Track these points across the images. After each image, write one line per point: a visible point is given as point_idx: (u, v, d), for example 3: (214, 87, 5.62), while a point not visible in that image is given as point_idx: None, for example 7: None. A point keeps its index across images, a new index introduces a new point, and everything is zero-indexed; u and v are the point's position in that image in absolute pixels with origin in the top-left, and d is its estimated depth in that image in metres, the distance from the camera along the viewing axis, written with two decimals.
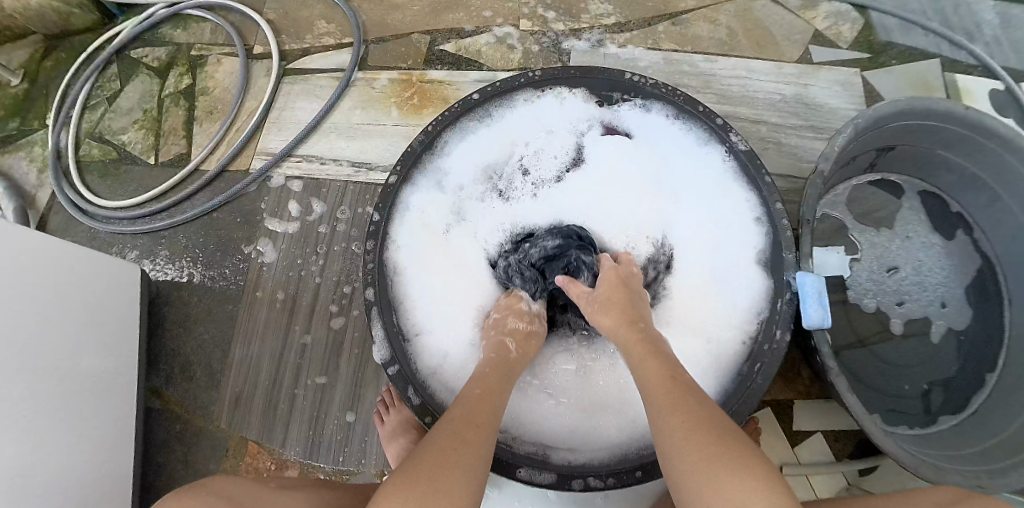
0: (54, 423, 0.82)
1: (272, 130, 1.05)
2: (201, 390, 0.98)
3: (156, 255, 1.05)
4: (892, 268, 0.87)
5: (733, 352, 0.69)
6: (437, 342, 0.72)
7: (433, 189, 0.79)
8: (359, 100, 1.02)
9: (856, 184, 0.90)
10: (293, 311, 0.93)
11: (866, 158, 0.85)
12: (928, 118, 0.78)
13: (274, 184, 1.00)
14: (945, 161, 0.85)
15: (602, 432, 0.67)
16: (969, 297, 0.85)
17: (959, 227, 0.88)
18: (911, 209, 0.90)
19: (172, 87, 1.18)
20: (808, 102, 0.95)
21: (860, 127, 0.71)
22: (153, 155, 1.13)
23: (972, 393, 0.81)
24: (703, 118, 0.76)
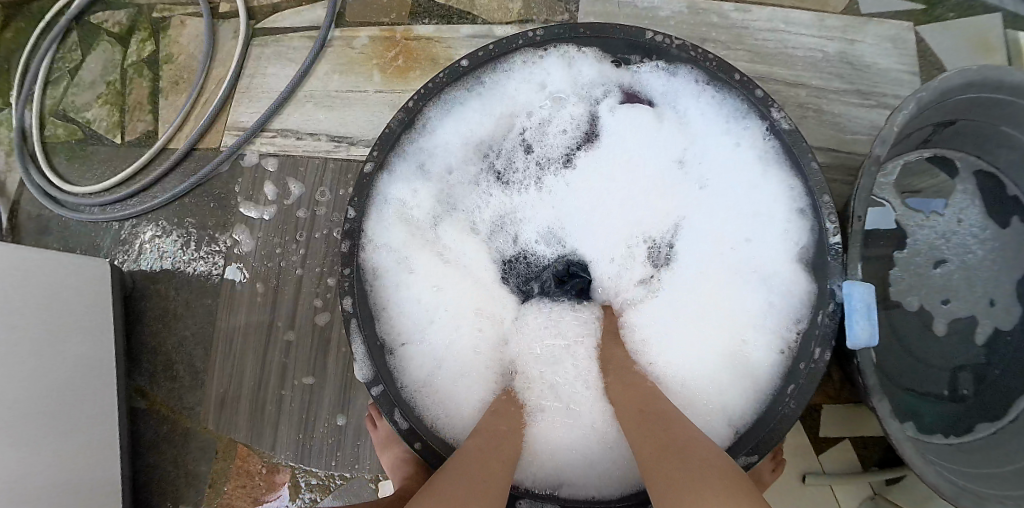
0: (29, 443, 0.76)
1: (243, 101, 0.94)
2: (185, 389, 0.90)
3: (128, 245, 0.96)
4: (940, 260, 0.74)
5: (765, 369, 0.62)
6: (426, 351, 0.67)
7: (416, 175, 0.69)
8: (337, 63, 0.90)
9: (907, 163, 0.76)
10: (274, 305, 0.84)
11: (921, 133, 0.72)
12: (999, 91, 0.64)
13: (247, 163, 0.89)
14: (1010, 139, 0.71)
15: (609, 460, 0.63)
16: (1022, 290, 0.73)
17: (1015, 213, 0.74)
18: (964, 193, 0.76)
19: (135, 55, 1.06)
20: (853, 62, 0.81)
21: (921, 102, 0.58)
22: (119, 133, 1.03)
23: (1014, 398, 0.70)
24: (740, 88, 0.63)
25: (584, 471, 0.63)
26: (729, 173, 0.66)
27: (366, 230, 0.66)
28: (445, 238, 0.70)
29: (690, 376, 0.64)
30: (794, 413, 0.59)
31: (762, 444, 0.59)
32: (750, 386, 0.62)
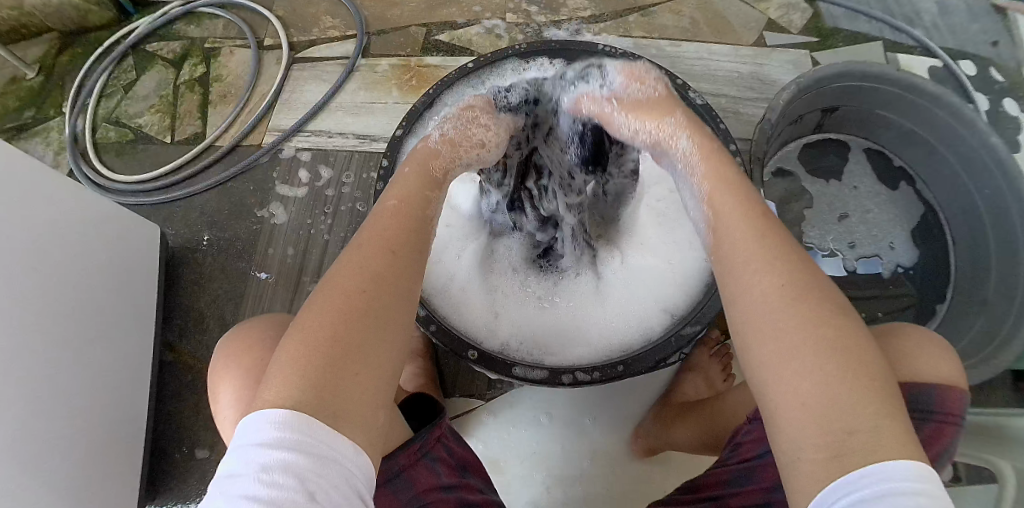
0: (83, 368, 0.90)
1: (283, 110, 1.17)
2: (214, 340, 1.06)
3: (172, 222, 1.14)
4: (844, 215, 1.04)
5: (696, 273, 0.79)
6: (441, 266, 0.82)
7: None
8: (363, 83, 1.14)
9: (806, 143, 1.08)
10: (303, 265, 1.03)
11: (813, 118, 1.01)
12: (866, 80, 0.94)
13: (285, 156, 1.11)
14: (882, 120, 1.02)
15: (585, 342, 0.78)
16: (918, 238, 1.03)
17: (903, 179, 1.06)
18: (857, 164, 1.08)
19: (187, 75, 1.29)
20: (763, 78, 1.11)
21: (801, 85, 0.88)
22: (169, 135, 1.24)
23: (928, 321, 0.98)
24: (666, 78, 0.87)
25: (565, 351, 0.77)
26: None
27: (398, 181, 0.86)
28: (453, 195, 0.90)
29: (647, 284, 0.81)
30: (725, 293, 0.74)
31: (701, 315, 0.73)
32: (688, 284, 0.79)
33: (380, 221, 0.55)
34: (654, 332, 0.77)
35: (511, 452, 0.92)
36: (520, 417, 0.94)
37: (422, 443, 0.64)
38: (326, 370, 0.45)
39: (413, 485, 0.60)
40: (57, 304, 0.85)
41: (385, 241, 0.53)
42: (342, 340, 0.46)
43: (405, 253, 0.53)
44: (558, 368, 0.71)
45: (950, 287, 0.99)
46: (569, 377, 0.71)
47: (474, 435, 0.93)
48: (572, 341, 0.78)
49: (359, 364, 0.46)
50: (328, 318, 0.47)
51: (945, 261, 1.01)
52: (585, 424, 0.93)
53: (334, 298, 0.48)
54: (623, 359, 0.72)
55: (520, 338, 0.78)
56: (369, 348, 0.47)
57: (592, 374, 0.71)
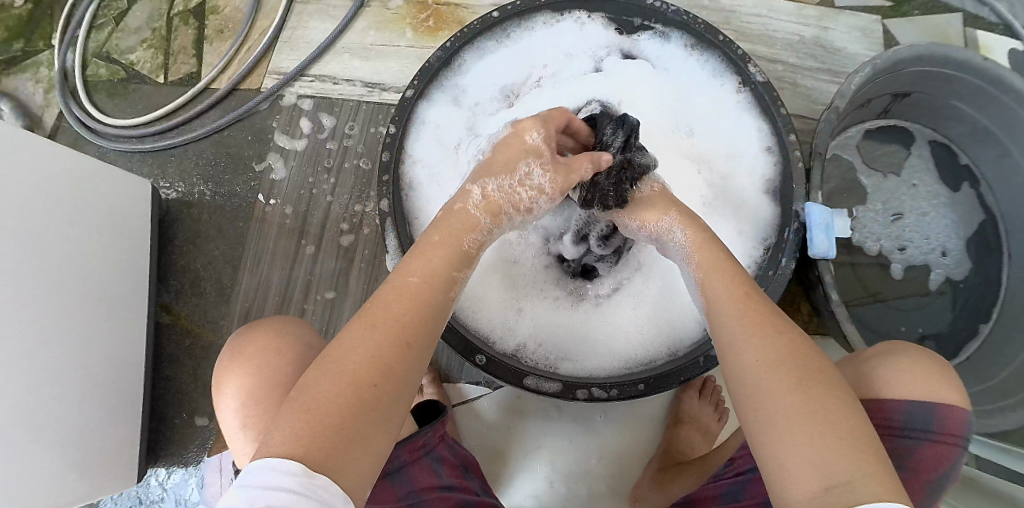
0: (60, 336, 0.81)
1: (284, 49, 1.04)
2: (212, 305, 0.99)
3: (166, 174, 1.05)
4: (898, 214, 0.91)
5: None
6: None
7: (450, 105, 0.80)
8: (374, 21, 1.01)
9: (868, 128, 0.93)
10: (304, 229, 0.93)
11: (881, 102, 0.89)
12: (946, 66, 0.82)
13: (286, 102, 0.99)
14: (955, 112, 0.89)
15: (608, 347, 0.70)
16: (970, 249, 0.90)
17: (965, 180, 0.92)
18: (920, 157, 0.93)
19: (180, 6, 1.15)
20: (825, 45, 0.98)
21: (877, 68, 0.75)
22: (162, 74, 1.13)
23: (966, 341, 0.87)
24: (722, 48, 0.78)
25: (586, 360, 0.70)
26: (712, 118, 0.81)
27: (407, 149, 0.77)
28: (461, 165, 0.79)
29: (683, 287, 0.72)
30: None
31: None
32: None
33: (393, 295, 0.47)
34: (682, 347, 0.69)
35: (523, 442, 0.85)
36: (531, 407, 0.86)
37: (427, 440, 0.60)
38: (316, 448, 0.39)
39: (414, 480, 0.57)
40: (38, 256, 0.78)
41: (397, 322, 0.46)
42: (341, 431, 0.40)
43: (417, 339, 0.46)
44: (574, 382, 0.66)
45: (995, 309, 0.87)
46: (584, 393, 0.65)
47: (484, 422, 0.86)
48: (590, 346, 0.71)
49: (355, 445, 0.40)
50: (333, 396, 0.41)
51: (995, 277, 0.89)
52: (595, 421, 0.85)
53: (332, 372, 0.42)
54: (646, 377, 0.66)
55: (537, 341, 0.71)
56: (367, 429, 0.41)
57: (610, 392, 0.65)
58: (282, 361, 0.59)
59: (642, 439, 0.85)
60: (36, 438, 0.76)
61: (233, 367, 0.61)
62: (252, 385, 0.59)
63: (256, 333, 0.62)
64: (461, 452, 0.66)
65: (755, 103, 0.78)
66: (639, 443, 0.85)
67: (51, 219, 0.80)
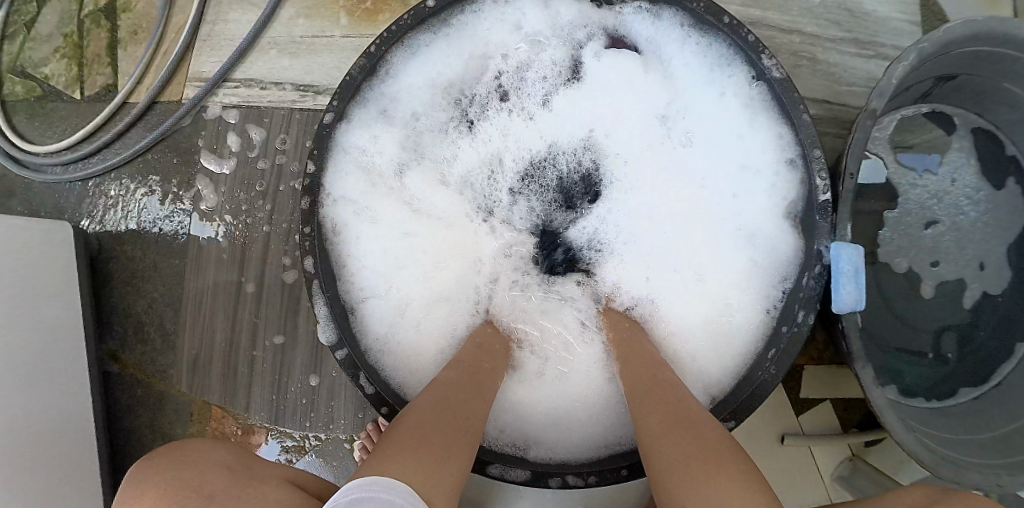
0: None
1: (204, 49, 0.89)
2: (158, 352, 0.88)
3: (92, 205, 0.93)
4: (931, 221, 0.75)
5: (748, 332, 0.64)
6: (384, 310, 0.67)
7: (380, 120, 0.68)
8: (303, 6, 0.85)
9: (905, 116, 0.76)
10: (243, 259, 0.81)
11: (921, 87, 0.73)
12: (1003, 45, 0.64)
13: (209, 116, 0.85)
14: (1006, 96, 0.71)
15: (586, 421, 0.64)
16: (1012, 257, 0.74)
17: (1011, 175, 0.75)
18: (959, 151, 0.76)
19: (91, 6, 1.00)
20: (850, 8, 0.79)
21: (924, 53, 0.58)
22: (79, 89, 0.99)
23: (1000, 364, 0.71)
24: (729, 33, 0.64)
25: (561, 442, 0.64)
26: (716, 123, 0.67)
27: (326, 183, 0.66)
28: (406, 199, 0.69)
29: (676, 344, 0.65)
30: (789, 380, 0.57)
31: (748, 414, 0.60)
32: (728, 351, 0.64)
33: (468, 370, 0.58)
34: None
35: (501, 494, 0.74)
36: None
37: None
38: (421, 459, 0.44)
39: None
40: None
41: (468, 385, 0.55)
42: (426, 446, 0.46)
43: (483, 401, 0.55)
44: (544, 470, 0.62)
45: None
46: (558, 481, 0.62)
47: None
48: (565, 425, 0.64)
49: (438, 468, 0.45)
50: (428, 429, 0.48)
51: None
52: None
53: (423, 412, 0.50)
54: (628, 460, 0.62)
55: (498, 420, 0.64)
56: (451, 458, 0.46)
57: (587, 479, 0.62)
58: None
59: (631, 493, 0.73)
60: None
61: None
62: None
63: (152, 483, 0.45)
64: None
65: (772, 104, 0.64)
66: (628, 495, 0.73)
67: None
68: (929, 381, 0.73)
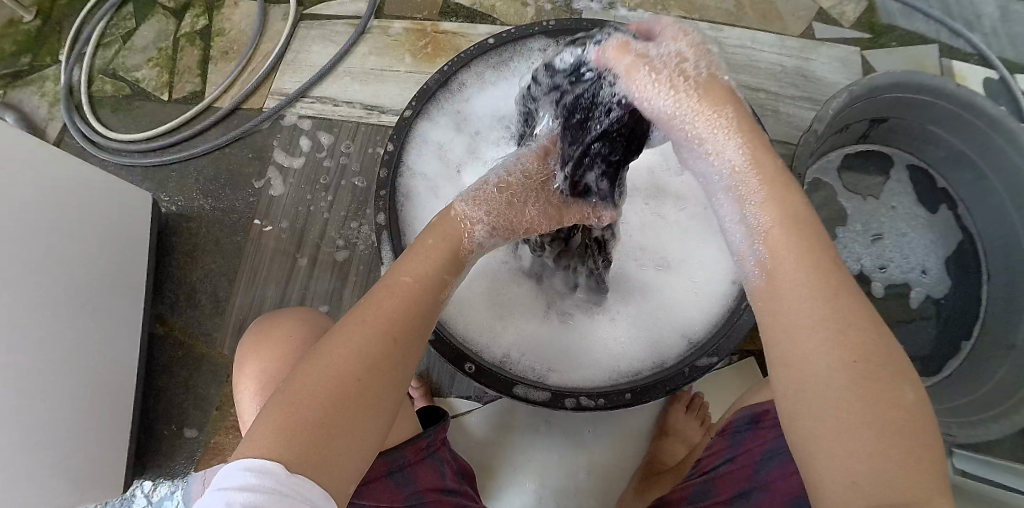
0: (53, 343, 0.82)
1: (288, 71, 1.08)
2: (206, 317, 1.01)
3: (167, 188, 1.07)
4: (879, 236, 1.00)
5: (722, 300, 0.76)
6: None
7: (450, 126, 0.88)
8: (374, 47, 1.06)
9: (849, 152, 1.03)
10: (300, 243, 0.98)
11: (860, 128, 0.98)
12: (923, 92, 0.89)
13: (286, 122, 1.04)
14: (931, 137, 0.97)
15: (594, 356, 0.76)
16: (950, 270, 0.99)
17: (943, 202, 1.02)
18: (898, 181, 1.03)
19: (187, 27, 1.19)
20: (806, 74, 1.06)
21: (854, 95, 0.84)
22: (167, 92, 1.16)
23: (949, 358, 0.94)
24: None
25: (573, 371, 0.74)
26: None
27: (408, 162, 0.84)
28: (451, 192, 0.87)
29: (659, 310, 0.78)
30: (750, 320, 0.70)
31: (719, 347, 0.70)
32: (709, 315, 0.75)
33: (385, 295, 0.50)
34: (666, 360, 0.74)
35: (511, 457, 0.87)
36: (519, 421, 0.88)
37: (429, 442, 0.66)
38: (313, 445, 0.42)
39: (414, 481, 0.62)
40: (35, 259, 0.79)
41: (390, 320, 0.49)
42: (325, 426, 0.43)
43: (406, 334, 0.49)
44: (561, 391, 0.70)
45: (976, 327, 0.95)
46: (572, 402, 0.69)
47: (470, 437, 0.88)
48: (577, 359, 0.75)
49: (349, 440, 0.44)
50: (322, 396, 0.44)
51: (975, 296, 0.97)
52: (584, 436, 0.87)
53: (327, 367, 0.45)
54: (633, 386, 0.70)
55: (522, 351, 0.75)
56: (356, 429, 0.44)
57: (597, 401, 0.69)
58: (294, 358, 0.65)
59: (631, 450, 0.88)
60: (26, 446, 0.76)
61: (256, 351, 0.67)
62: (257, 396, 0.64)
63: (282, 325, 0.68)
64: (459, 459, 0.72)
65: None
66: (623, 461, 0.87)
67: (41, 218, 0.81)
68: None
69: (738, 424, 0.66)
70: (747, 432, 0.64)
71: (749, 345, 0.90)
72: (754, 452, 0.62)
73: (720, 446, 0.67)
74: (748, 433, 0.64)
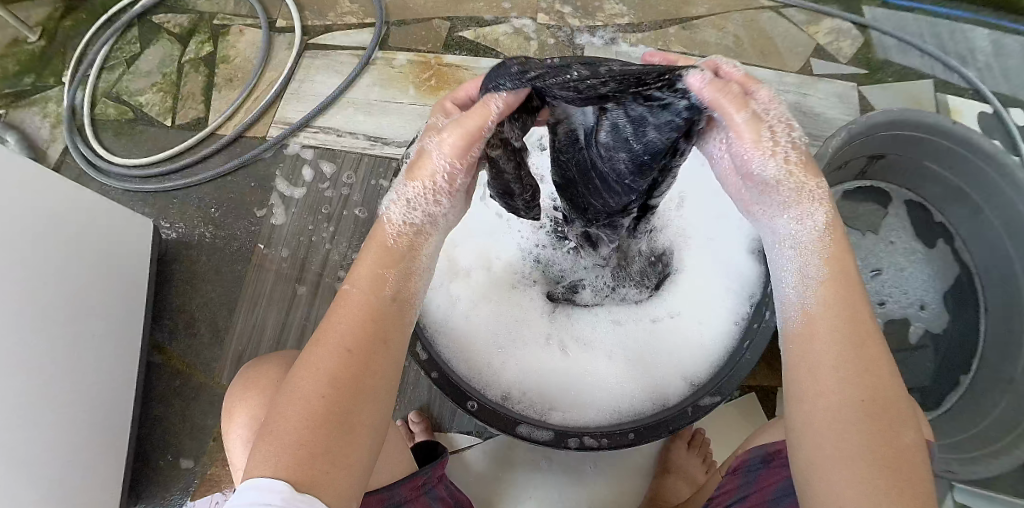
0: (51, 372, 0.81)
1: (291, 100, 1.09)
2: (204, 346, 1.00)
3: (168, 214, 1.08)
4: (877, 271, 1.01)
5: (725, 339, 0.77)
6: (442, 300, 0.80)
7: None
8: (378, 77, 1.07)
9: (847, 190, 1.05)
10: (301, 271, 0.99)
11: (859, 165, 0.99)
12: (919, 130, 0.90)
13: (289, 151, 1.05)
14: (929, 172, 0.98)
15: (596, 395, 0.76)
16: (948, 304, 1.00)
17: (941, 237, 1.03)
18: (896, 216, 1.04)
19: (192, 53, 1.20)
20: (804, 109, 1.07)
21: (852, 132, 0.85)
22: (170, 117, 1.17)
23: (946, 393, 0.95)
24: None
25: (573, 410, 0.75)
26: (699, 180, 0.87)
27: None
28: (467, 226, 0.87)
29: (664, 343, 0.79)
30: (750, 361, 0.71)
31: (723, 386, 0.71)
32: (711, 354, 0.76)
33: (337, 311, 0.49)
34: (667, 400, 0.75)
35: (512, 492, 0.87)
36: (520, 457, 0.88)
37: (428, 478, 0.65)
38: (306, 478, 0.43)
39: None
40: (33, 287, 0.79)
41: (345, 336, 0.48)
42: (307, 447, 0.44)
43: (367, 347, 0.48)
44: (565, 430, 0.71)
45: (975, 359, 0.96)
46: (576, 441, 0.70)
47: (470, 473, 0.88)
48: (577, 396, 0.76)
49: (337, 459, 0.45)
50: (294, 431, 0.44)
51: (972, 329, 0.98)
52: (585, 471, 0.87)
53: (294, 399, 0.45)
54: (636, 427, 0.71)
55: (523, 388, 0.76)
56: (344, 453, 0.45)
57: (601, 440, 0.70)
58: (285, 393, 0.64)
59: (631, 487, 0.88)
60: (22, 477, 0.76)
61: (241, 398, 0.66)
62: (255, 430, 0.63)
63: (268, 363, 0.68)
64: (455, 493, 0.70)
65: None
66: (625, 499, 0.87)
67: (40, 252, 0.81)
68: None
69: (750, 462, 0.66)
70: (759, 471, 0.64)
71: (750, 380, 0.90)
72: (766, 492, 0.62)
73: (731, 485, 0.66)
74: (760, 472, 0.64)
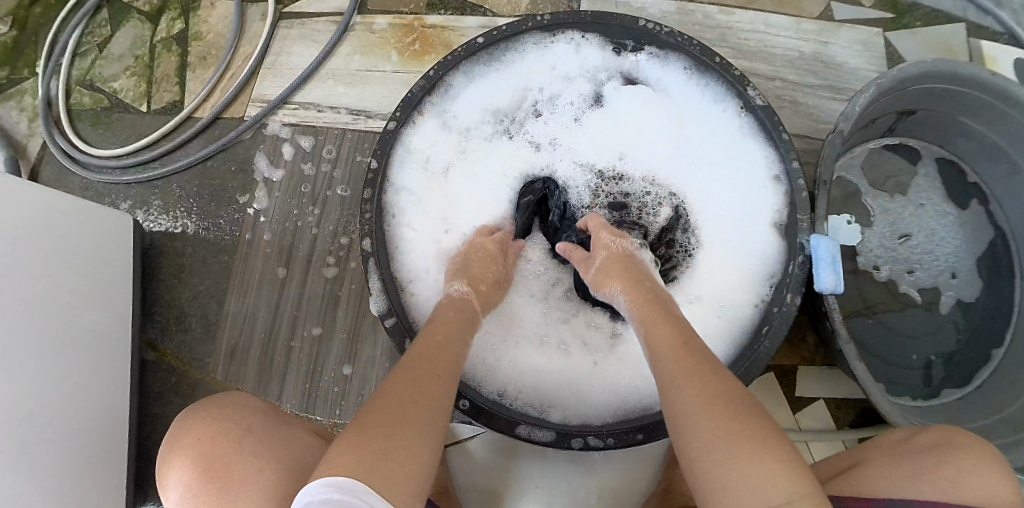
0: (47, 382, 0.78)
1: (268, 76, 1.02)
2: (197, 341, 0.96)
3: (150, 205, 1.02)
4: (905, 235, 0.92)
5: (746, 323, 0.72)
6: (424, 290, 0.76)
7: (439, 128, 0.81)
8: (358, 45, 0.99)
9: (874, 147, 0.94)
10: (289, 261, 0.93)
11: (887, 122, 0.90)
12: (954, 82, 0.81)
13: (270, 131, 0.98)
14: (963, 127, 0.89)
15: (598, 393, 0.70)
16: (980, 270, 0.90)
17: (974, 197, 0.93)
18: (925, 177, 0.94)
19: (164, 32, 1.13)
20: (825, 60, 0.97)
21: (882, 87, 0.75)
22: (145, 103, 1.10)
23: (979, 367, 0.87)
24: (720, 69, 0.76)
25: (576, 406, 0.70)
26: (709, 141, 0.80)
27: (389, 176, 0.78)
28: (456, 205, 0.81)
29: None
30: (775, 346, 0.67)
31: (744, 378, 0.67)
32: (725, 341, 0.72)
33: (420, 346, 0.55)
34: None
35: (517, 484, 0.82)
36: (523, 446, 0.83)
37: None
38: (386, 466, 0.41)
39: None
40: (18, 299, 0.75)
41: (426, 361, 0.53)
42: (392, 438, 0.43)
43: (446, 371, 0.53)
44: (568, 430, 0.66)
45: (1009, 331, 0.87)
46: (580, 441, 0.65)
47: (473, 462, 0.83)
48: (581, 393, 0.70)
49: (410, 458, 0.43)
50: (377, 422, 0.45)
51: (1008, 299, 0.88)
52: (593, 460, 0.82)
53: (380, 398, 0.48)
54: (645, 424, 0.66)
55: (521, 385, 0.71)
56: (411, 442, 0.44)
57: (607, 440, 0.65)
58: (228, 446, 0.55)
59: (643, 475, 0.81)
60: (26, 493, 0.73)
61: (172, 459, 0.56)
62: (195, 476, 0.54)
63: (203, 412, 0.58)
64: None
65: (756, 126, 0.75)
66: (637, 487, 0.81)
67: (12, 276, 0.75)
68: (918, 381, 0.87)
69: None
70: None
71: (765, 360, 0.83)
72: None
73: None
74: None
